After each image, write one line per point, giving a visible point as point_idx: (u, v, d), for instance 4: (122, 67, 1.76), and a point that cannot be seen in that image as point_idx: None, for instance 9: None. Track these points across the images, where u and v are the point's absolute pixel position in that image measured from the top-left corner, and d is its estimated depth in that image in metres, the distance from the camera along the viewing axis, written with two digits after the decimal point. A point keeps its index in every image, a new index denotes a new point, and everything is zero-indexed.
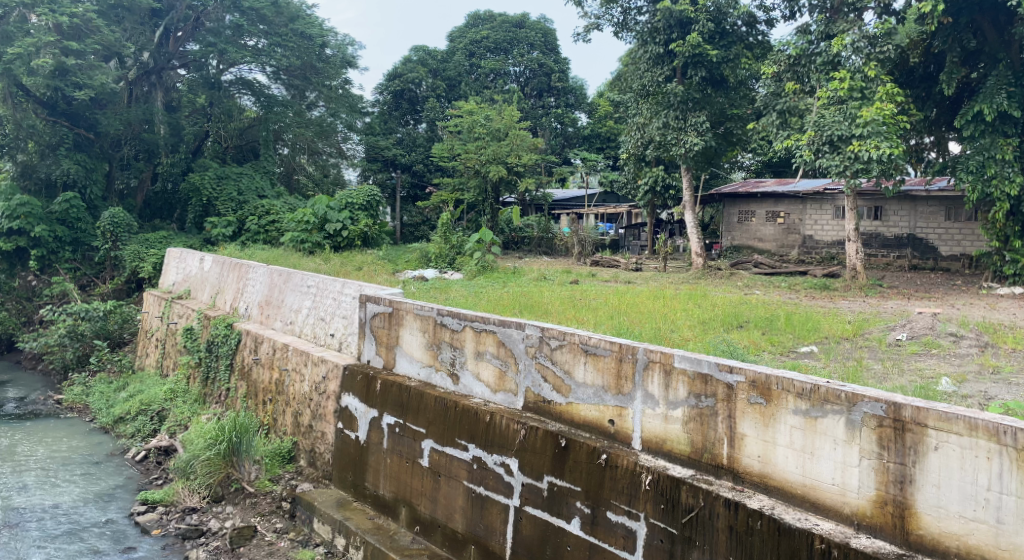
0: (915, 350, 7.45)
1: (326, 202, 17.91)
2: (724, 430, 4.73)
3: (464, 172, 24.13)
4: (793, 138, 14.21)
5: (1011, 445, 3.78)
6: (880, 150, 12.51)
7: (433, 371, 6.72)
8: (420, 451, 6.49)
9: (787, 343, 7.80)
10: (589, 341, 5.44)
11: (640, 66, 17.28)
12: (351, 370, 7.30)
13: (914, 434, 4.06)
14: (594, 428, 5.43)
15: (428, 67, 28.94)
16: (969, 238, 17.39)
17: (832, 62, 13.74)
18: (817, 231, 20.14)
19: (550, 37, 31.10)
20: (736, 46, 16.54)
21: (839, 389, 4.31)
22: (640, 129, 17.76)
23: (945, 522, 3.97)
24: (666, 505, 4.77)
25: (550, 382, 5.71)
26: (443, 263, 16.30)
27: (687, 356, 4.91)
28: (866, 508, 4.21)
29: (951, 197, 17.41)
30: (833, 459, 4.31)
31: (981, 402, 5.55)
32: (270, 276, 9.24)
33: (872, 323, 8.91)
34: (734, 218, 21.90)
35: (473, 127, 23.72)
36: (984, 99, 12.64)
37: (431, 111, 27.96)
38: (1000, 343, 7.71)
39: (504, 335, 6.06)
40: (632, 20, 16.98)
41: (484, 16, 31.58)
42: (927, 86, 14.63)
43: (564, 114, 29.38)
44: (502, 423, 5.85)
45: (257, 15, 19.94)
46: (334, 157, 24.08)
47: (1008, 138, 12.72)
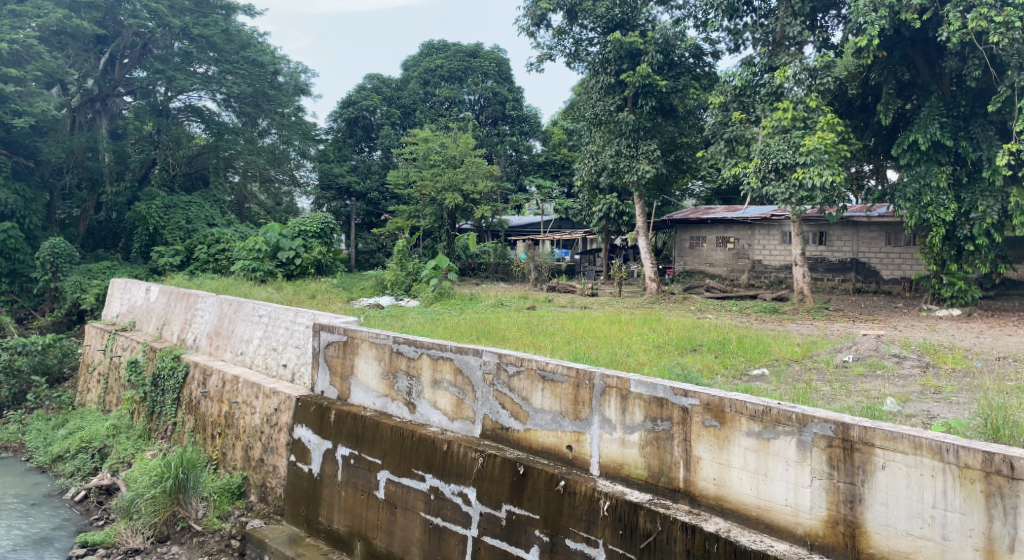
0: (861, 371, 7.66)
1: (278, 230, 17.66)
2: (680, 453, 4.77)
3: (420, 200, 24.05)
4: (740, 166, 14.64)
5: (954, 462, 3.93)
6: (823, 177, 13.01)
7: (389, 400, 6.63)
8: (375, 482, 6.37)
9: (739, 366, 7.94)
10: (546, 367, 5.44)
11: (592, 96, 17.59)
12: (304, 401, 7.14)
13: (862, 453, 4.16)
14: (553, 454, 5.41)
15: (383, 95, 29.01)
16: (909, 262, 17.97)
17: (775, 93, 14.24)
18: (766, 256, 20.61)
19: (504, 67, 31.48)
20: (684, 77, 17.07)
21: (790, 411, 4.39)
22: (593, 157, 18.06)
23: (894, 541, 4.07)
24: (624, 531, 4.77)
25: (508, 409, 5.69)
26: (399, 291, 16.19)
27: (643, 381, 4.95)
28: (818, 528, 4.28)
29: (890, 222, 18.08)
30: (786, 480, 4.38)
31: (924, 421, 5.73)
32: (219, 306, 9.03)
33: (820, 346, 9.14)
34: (686, 243, 22.47)
35: (428, 155, 23.73)
36: (919, 129, 13.25)
37: (385, 138, 27.90)
38: (940, 363, 7.99)
39: (462, 361, 6.02)
40: (583, 51, 17.33)
41: (439, 46, 31.85)
42: (865, 116, 15.27)
43: (519, 142, 29.65)
44: (460, 452, 5.79)
45: (207, 42, 19.89)
46: (287, 185, 23.81)
47: (942, 166, 13.31)
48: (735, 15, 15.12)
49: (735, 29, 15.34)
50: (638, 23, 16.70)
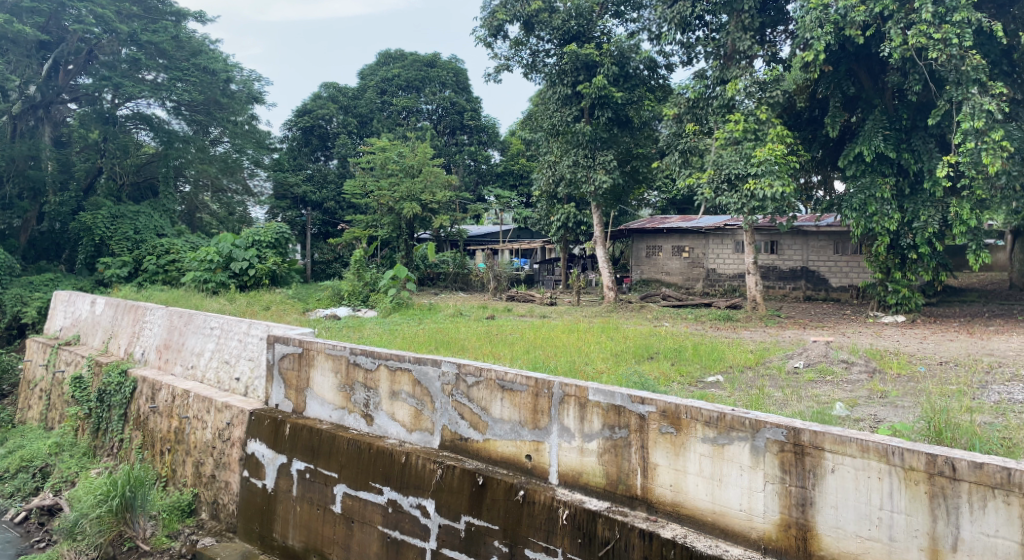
0: (811, 377, 7.85)
1: (231, 240, 17.34)
2: (637, 460, 4.81)
3: (377, 210, 23.84)
4: (693, 177, 14.91)
5: (899, 465, 4.04)
6: (774, 188, 13.38)
7: (345, 413, 6.54)
8: (332, 496, 6.27)
9: (695, 373, 8.06)
10: (505, 377, 5.45)
11: (549, 106, 17.77)
12: (258, 415, 6.99)
13: (812, 457, 4.26)
14: (512, 464, 5.41)
15: (339, 104, 28.75)
16: (856, 270, 18.54)
17: (727, 106, 14.56)
18: (719, 264, 21.01)
19: (462, 77, 31.55)
20: (639, 89, 17.35)
21: (744, 416, 4.47)
22: (551, 167, 18.22)
23: (843, 542, 4.16)
24: (583, 539, 4.79)
25: (467, 419, 5.67)
26: (356, 301, 16.02)
27: (601, 389, 4.99)
28: (771, 532, 4.36)
29: (838, 232, 18.63)
30: (740, 485, 4.46)
31: (871, 425, 5.91)
32: (169, 318, 8.79)
33: (772, 352, 9.37)
34: (642, 252, 22.78)
35: (386, 164, 23.54)
36: (864, 141, 13.66)
37: (341, 147, 27.66)
38: (887, 368, 8.23)
39: (420, 372, 5.98)
40: (540, 62, 17.46)
41: (396, 55, 31.75)
42: (813, 128, 15.72)
43: (477, 152, 29.70)
44: (418, 464, 5.74)
45: (156, 49, 19.51)
46: (240, 194, 23.38)
47: (886, 177, 13.77)
48: (688, 29, 15.42)
49: (688, 42, 15.64)
50: (594, 35, 16.93)
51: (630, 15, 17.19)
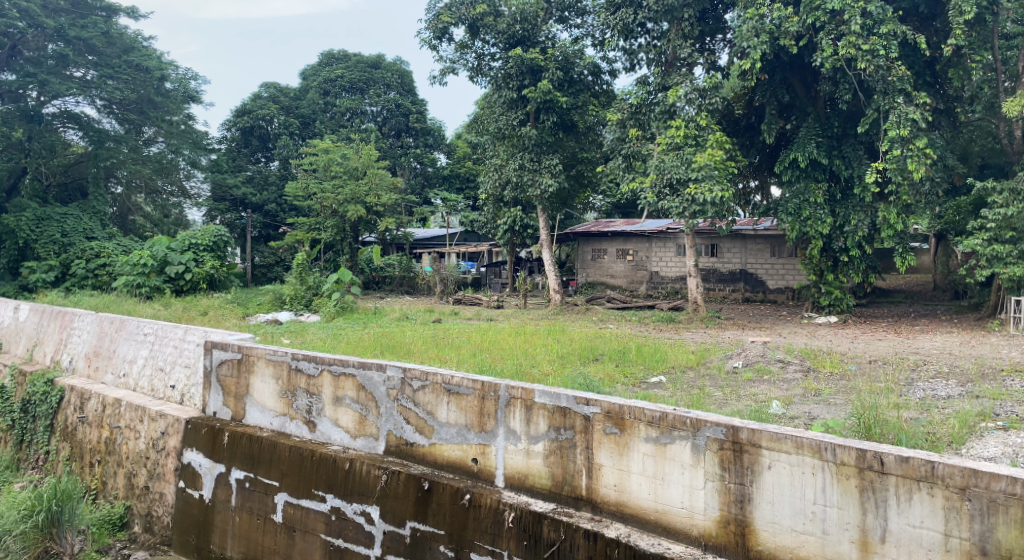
0: (749, 377, 8.08)
1: (166, 244, 16.82)
2: (583, 461, 4.81)
3: (320, 212, 23.44)
4: (636, 181, 15.15)
5: (832, 460, 4.00)
6: (713, 193, 13.72)
7: (287, 420, 6.41)
8: (272, 505, 6.13)
9: (638, 374, 8.18)
10: (451, 380, 5.42)
11: (495, 110, 17.84)
12: (194, 423, 6.77)
13: (750, 454, 4.23)
14: (458, 468, 5.39)
15: (280, 104, 28.14)
16: (791, 272, 19.21)
17: (668, 111, 14.84)
18: (662, 267, 21.45)
19: (407, 79, 31.38)
20: (584, 94, 17.57)
21: (685, 416, 4.46)
22: (497, 170, 18.29)
23: (779, 537, 4.13)
24: (528, 541, 4.77)
25: (413, 424, 5.63)
26: (299, 305, 15.71)
27: (547, 391, 4.99)
28: (711, 528, 4.33)
29: (774, 236, 19.25)
30: (681, 483, 4.44)
31: (805, 422, 6.13)
32: (99, 324, 8.45)
33: (712, 352, 9.61)
34: (588, 255, 23.02)
35: (329, 166, 23.18)
36: (798, 148, 14.10)
37: (283, 148, 27.11)
38: (820, 367, 8.54)
39: (364, 377, 5.89)
40: (486, 66, 17.46)
41: (339, 56, 31.33)
42: (750, 135, 16.18)
43: (423, 155, 29.56)
44: (363, 470, 5.66)
45: (85, 45, 18.90)
46: (175, 196, 22.67)
47: (819, 183, 14.28)
48: (630, 36, 15.63)
49: (630, 49, 15.88)
50: (538, 40, 17.05)
51: (574, 21, 17.45)
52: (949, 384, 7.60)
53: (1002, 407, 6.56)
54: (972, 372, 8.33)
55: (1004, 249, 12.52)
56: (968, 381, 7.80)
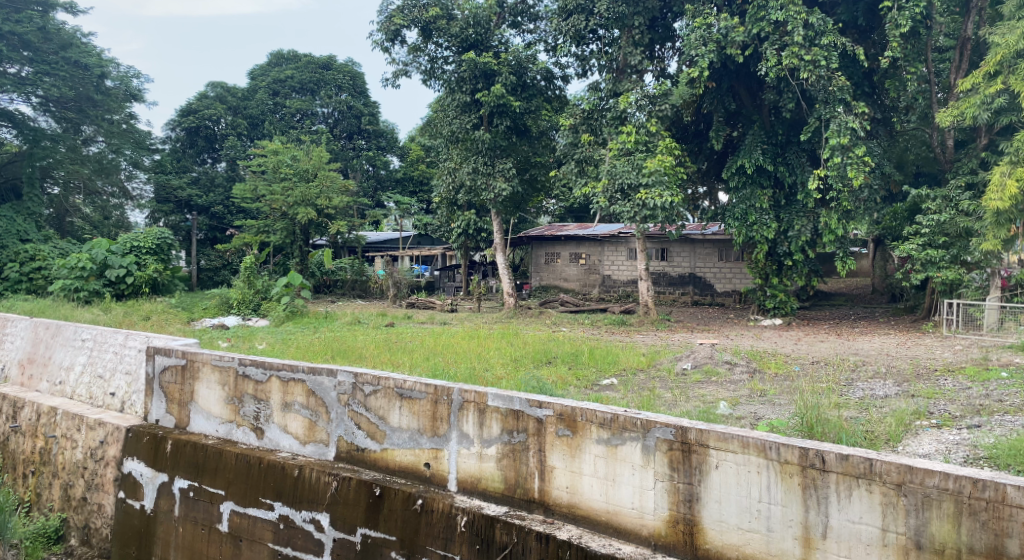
0: (698, 378, 8.24)
1: (106, 246, 16.28)
2: (535, 463, 4.81)
3: (269, 215, 22.98)
4: (589, 186, 15.29)
5: (776, 459, 4.01)
6: (664, 198, 13.98)
7: (233, 427, 6.28)
8: (218, 515, 6.01)
9: (591, 377, 8.26)
10: (404, 385, 5.38)
11: (448, 113, 17.78)
12: (135, 431, 6.56)
13: (699, 454, 4.24)
14: (410, 473, 5.35)
15: (227, 104, 27.46)
16: (738, 276, 19.71)
17: (619, 117, 15.06)
18: (614, 271, 21.75)
19: (358, 81, 31.07)
20: (537, 98, 17.68)
21: (635, 417, 4.47)
22: (451, 173, 18.27)
23: (726, 535, 4.14)
24: (481, 545, 4.76)
25: (364, 429, 5.57)
26: (247, 310, 15.35)
27: (500, 394, 4.97)
28: (661, 528, 4.34)
29: (722, 240, 19.71)
30: (632, 483, 4.45)
31: (751, 422, 6.29)
32: (33, 330, 8.11)
33: (662, 355, 9.77)
34: (541, 259, 23.12)
35: (278, 167, 22.64)
36: (745, 155, 14.43)
37: (230, 149, 26.48)
38: (765, 368, 8.77)
39: (314, 383, 5.80)
40: (439, 69, 17.39)
41: (288, 56, 30.86)
42: (699, 141, 16.53)
43: (376, 157, 29.38)
44: (312, 477, 5.57)
45: (19, 41, 18.46)
46: (116, 197, 22.14)
47: (765, 189, 14.66)
48: (582, 42, 15.79)
49: (582, 55, 16.04)
50: (491, 44, 17.08)
51: (527, 26, 17.58)
52: (887, 384, 7.88)
53: (935, 405, 6.84)
54: (908, 372, 8.66)
55: (938, 254, 13.05)
56: (904, 381, 8.11)
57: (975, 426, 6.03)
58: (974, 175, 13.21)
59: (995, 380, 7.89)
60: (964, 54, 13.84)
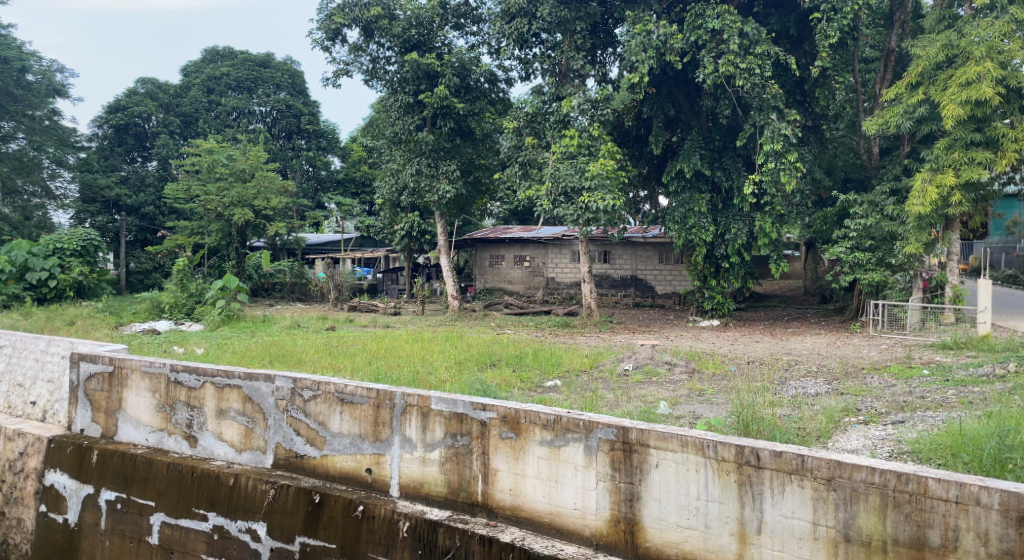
0: (639, 379, 8.38)
1: (27, 248, 15.50)
2: (478, 466, 4.79)
3: (203, 216, 22.24)
4: (533, 189, 15.35)
5: (713, 457, 4.07)
6: (606, 202, 14.18)
7: (165, 435, 6.06)
8: (148, 527, 5.78)
9: (535, 379, 8.29)
10: (345, 389, 5.27)
11: (391, 114, 17.56)
12: (58, 441, 6.24)
13: (639, 454, 4.28)
14: (351, 479, 5.25)
15: (158, 101, 26.52)
16: (677, 278, 20.15)
17: (562, 121, 15.22)
18: (558, 273, 21.94)
19: (298, 80, 30.49)
20: (480, 101, 17.71)
21: (578, 418, 4.49)
22: (394, 175, 18.08)
23: (665, 533, 4.18)
24: (423, 550, 4.71)
25: (303, 435, 5.44)
26: (179, 314, 14.85)
27: (443, 398, 4.94)
28: (602, 528, 4.37)
29: (663, 243, 20.12)
30: (574, 484, 4.46)
31: (691, 421, 6.44)
32: None
33: (605, 356, 9.90)
34: (486, 262, 23.10)
35: (213, 167, 21.97)
36: (684, 159, 14.76)
37: (162, 148, 25.52)
38: (703, 368, 8.98)
39: (251, 389, 5.64)
40: (381, 69, 17.19)
41: (223, 53, 30.04)
42: (639, 146, 16.84)
43: (316, 158, 28.92)
44: (247, 485, 5.41)
45: None
46: (38, 196, 21.88)
47: (702, 194, 15.03)
48: (525, 45, 15.86)
49: (526, 58, 16.11)
50: (434, 46, 16.97)
51: (470, 28, 17.56)
52: (818, 382, 8.17)
53: (863, 402, 7.13)
54: (837, 370, 9.02)
55: (865, 256, 13.61)
56: (834, 379, 8.43)
57: (899, 422, 6.30)
58: (898, 181, 13.81)
59: (917, 377, 8.27)
60: (888, 65, 14.47)
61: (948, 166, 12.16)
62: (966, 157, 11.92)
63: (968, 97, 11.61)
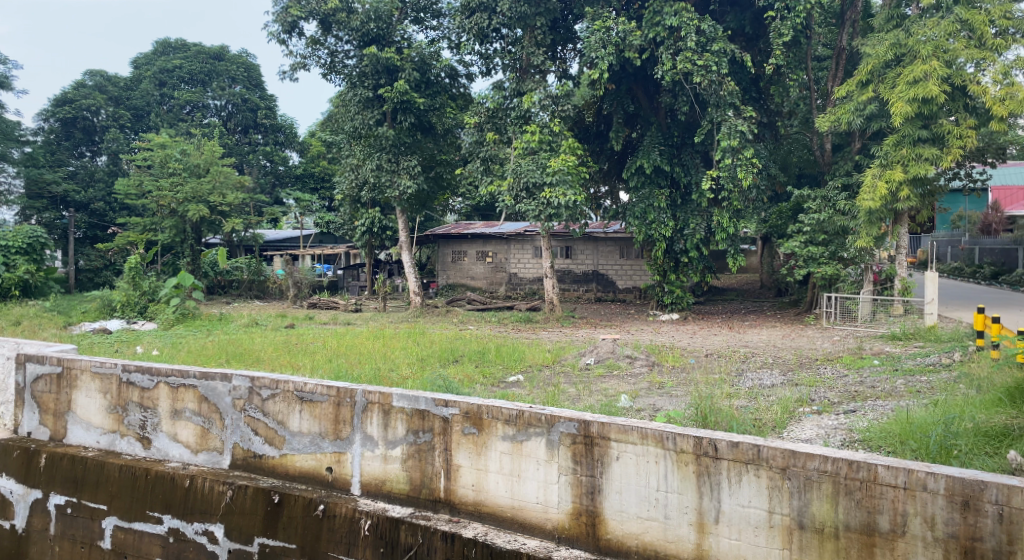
0: (601, 372, 8.47)
1: None
2: (441, 463, 4.78)
3: (156, 212, 21.71)
4: (495, 184, 15.34)
5: (673, 449, 4.12)
6: (567, 197, 14.24)
7: (117, 437, 5.90)
8: (100, 531, 5.63)
9: (497, 374, 8.30)
10: (304, 388, 5.19)
11: (350, 108, 17.36)
12: (3, 445, 6.04)
13: (600, 447, 4.31)
14: (312, 478, 5.18)
15: (107, 94, 25.76)
16: (638, 273, 20.38)
17: (523, 117, 15.23)
18: (520, 269, 21.98)
19: (253, 73, 29.93)
20: (441, 96, 17.64)
21: (540, 412, 4.50)
22: (354, 170, 17.87)
23: (626, 525, 4.23)
24: (385, 548, 4.68)
25: (262, 435, 5.35)
26: (132, 313, 14.49)
27: (405, 394, 4.90)
28: (564, 521, 4.40)
29: (623, 238, 20.32)
30: (536, 478, 4.48)
31: (650, 413, 6.53)
32: None
33: (567, 350, 9.96)
34: (448, 258, 23.02)
35: (166, 162, 21.41)
36: (644, 155, 14.89)
37: (112, 142, 24.88)
38: (663, 361, 9.11)
39: (207, 388, 5.53)
40: (339, 63, 16.98)
41: (175, 45, 29.34)
42: (600, 142, 16.96)
43: (273, 153, 28.47)
44: (204, 486, 5.30)
45: None
46: None
47: (662, 189, 15.20)
48: (485, 40, 15.82)
49: (486, 53, 16.07)
50: (394, 39, 16.74)
51: (430, 22, 17.44)
52: (774, 373, 8.37)
53: (816, 392, 7.31)
54: (792, 361, 9.23)
55: (818, 250, 13.94)
56: (789, 370, 8.63)
57: (851, 411, 6.49)
58: (849, 177, 14.17)
59: (868, 367, 8.52)
60: (840, 63, 14.84)
61: (897, 162, 12.53)
62: (914, 153, 12.28)
63: (916, 94, 11.95)
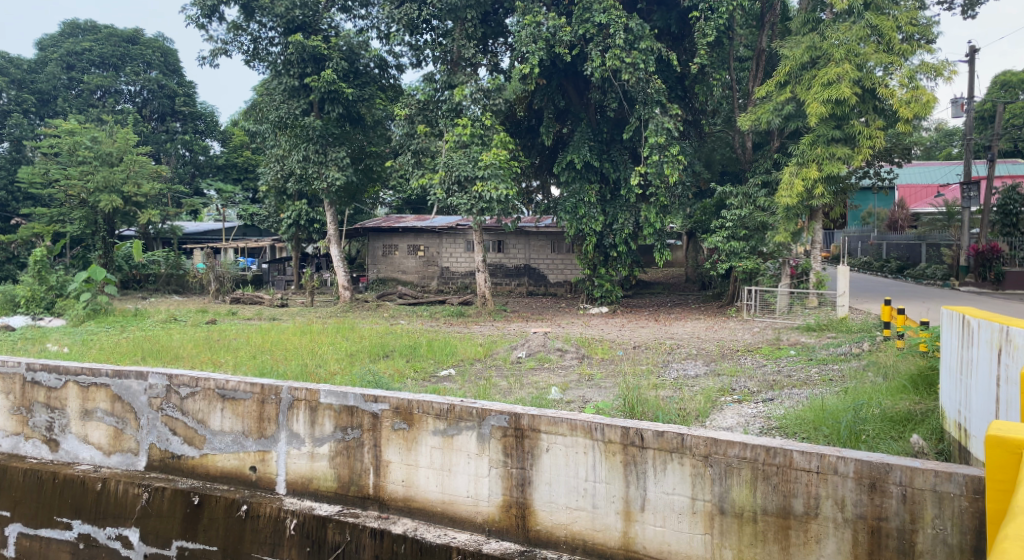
0: (531, 365, 8.53)
1: None
2: (370, 459, 4.70)
3: (65, 202, 20.55)
4: (426, 177, 15.16)
5: (601, 439, 4.17)
6: (498, 191, 14.26)
7: (21, 439, 5.57)
8: (2, 540, 5.34)
9: (428, 368, 8.25)
10: (226, 386, 5.01)
11: (275, 97, 16.77)
12: None
13: (530, 439, 4.33)
14: (234, 478, 5.01)
15: (8, 76, 24.46)
16: (568, 267, 20.61)
17: (454, 110, 15.12)
18: (452, 263, 21.89)
19: (171, 58, 28.46)
20: (370, 86, 17.34)
21: (471, 406, 4.47)
22: (280, 161, 17.36)
23: (554, 515, 4.27)
24: (311, 547, 4.60)
25: (181, 434, 5.14)
26: (37, 309, 13.69)
27: (332, 391, 4.79)
28: (494, 514, 4.40)
29: (554, 232, 20.49)
30: (467, 472, 4.46)
31: (580, 404, 6.61)
32: None
33: (499, 344, 9.98)
34: (378, 251, 22.63)
35: (75, 150, 20.19)
36: (574, 150, 15.06)
37: (14, 127, 23.48)
38: (593, 354, 9.25)
39: (120, 387, 5.27)
40: (263, 50, 16.46)
41: (84, 26, 27.55)
42: (531, 136, 17.07)
43: (193, 142, 27.53)
44: (118, 489, 5.06)
45: None
46: None
47: (592, 184, 15.36)
48: (415, 31, 15.61)
49: (416, 44, 15.86)
50: (320, 27, 16.42)
51: (358, 11, 17.01)
52: (698, 364, 8.63)
53: (737, 382, 7.57)
54: (715, 352, 9.54)
55: (740, 245, 14.41)
56: (712, 360, 8.91)
57: (769, 399, 6.75)
58: (768, 174, 14.71)
59: (785, 357, 8.88)
60: (760, 64, 15.37)
61: (813, 161, 13.06)
62: (828, 152, 12.83)
63: (830, 96, 12.50)
